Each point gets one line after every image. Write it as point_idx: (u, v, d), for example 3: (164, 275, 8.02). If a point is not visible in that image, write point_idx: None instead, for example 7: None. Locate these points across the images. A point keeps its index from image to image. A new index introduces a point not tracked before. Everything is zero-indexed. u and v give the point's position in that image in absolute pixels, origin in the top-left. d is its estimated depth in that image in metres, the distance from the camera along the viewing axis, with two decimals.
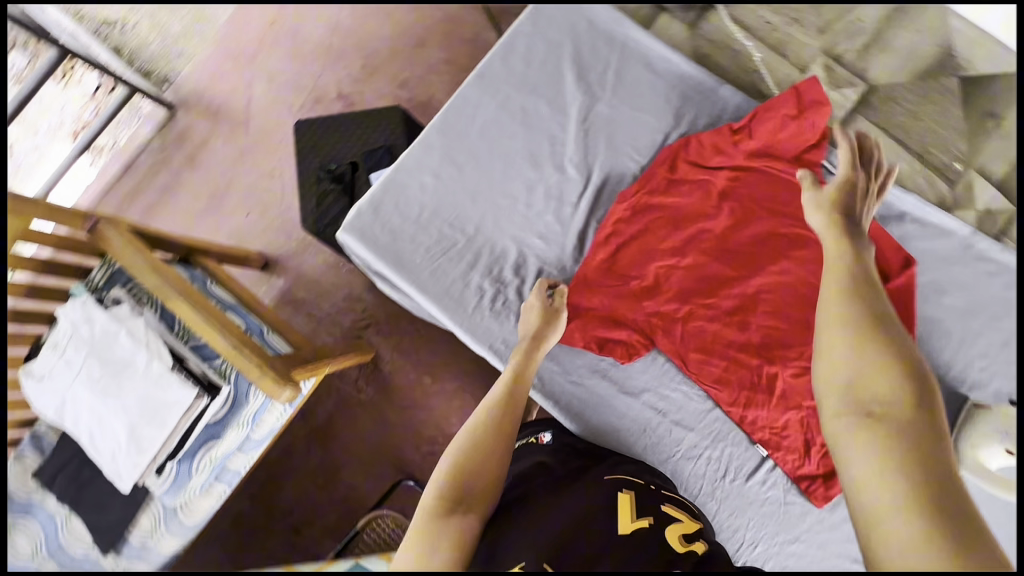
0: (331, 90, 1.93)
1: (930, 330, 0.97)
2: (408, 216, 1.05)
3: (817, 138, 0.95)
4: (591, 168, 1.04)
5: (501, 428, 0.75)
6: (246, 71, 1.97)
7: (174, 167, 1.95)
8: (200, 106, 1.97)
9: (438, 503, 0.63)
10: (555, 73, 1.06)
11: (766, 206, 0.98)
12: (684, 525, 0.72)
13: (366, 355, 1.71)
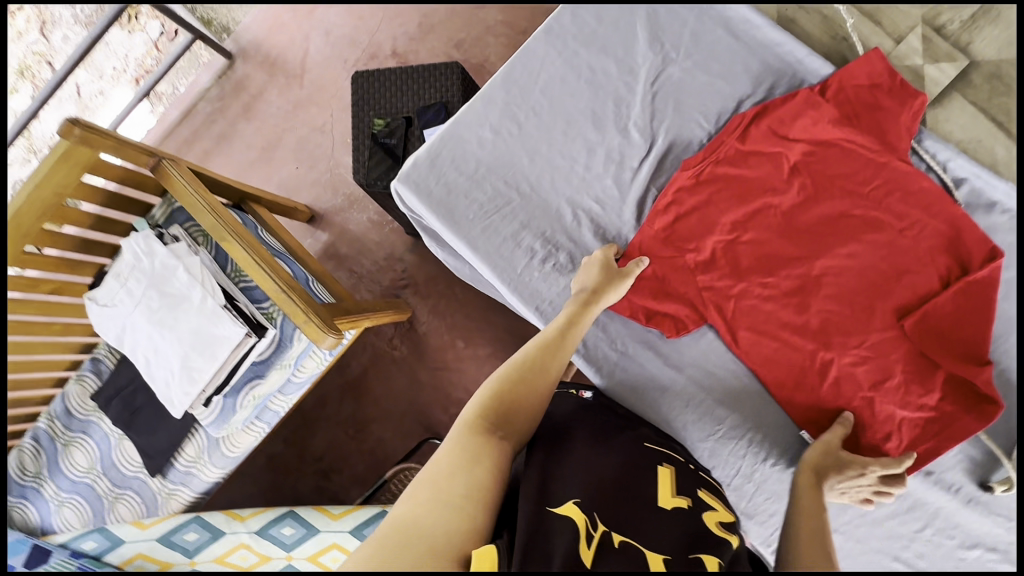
0: (386, 47, 1.91)
1: (1010, 331, 0.90)
2: (463, 170, 1.04)
3: (902, 116, 0.91)
4: (656, 134, 1.00)
5: (547, 371, 0.76)
6: (304, 22, 1.97)
7: (231, 117, 1.99)
8: (259, 57, 1.99)
9: (480, 424, 0.65)
10: (627, 31, 1.01)
11: (843, 184, 0.93)
12: (722, 512, 0.71)
13: (403, 314, 1.73)
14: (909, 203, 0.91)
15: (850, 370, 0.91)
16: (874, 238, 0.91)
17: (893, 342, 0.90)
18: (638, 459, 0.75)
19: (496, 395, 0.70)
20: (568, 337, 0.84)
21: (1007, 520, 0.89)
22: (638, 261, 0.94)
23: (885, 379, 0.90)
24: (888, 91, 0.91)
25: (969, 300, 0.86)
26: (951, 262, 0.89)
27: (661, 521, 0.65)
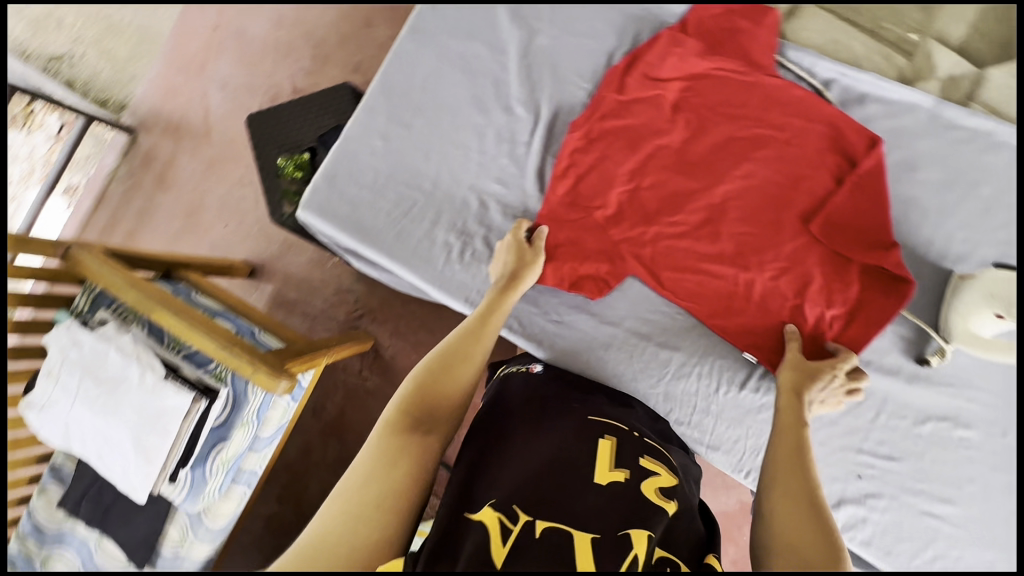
0: (286, 86, 1.84)
1: (905, 210, 0.95)
2: (363, 183, 1.04)
3: (765, 34, 0.95)
4: (539, 104, 1.01)
5: (470, 362, 0.76)
6: (196, 80, 1.87)
7: (147, 193, 1.87)
8: (163, 124, 1.87)
9: (400, 425, 0.66)
10: (488, 13, 1.03)
11: (724, 110, 0.95)
12: (665, 476, 0.80)
13: (365, 343, 1.72)
14: (787, 113, 0.94)
15: (773, 286, 0.93)
16: (764, 155, 0.93)
17: (807, 247, 0.92)
18: (580, 434, 0.82)
19: (419, 392, 0.71)
20: (491, 322, 0.84)
21: (949, 387, 0.94)
22: (538, 230, 0.95)
23: (806, 284, 0.92)
24: (740, 15, 0.96)
25: (862, 193, 0.90)
26: (838, 158, 0.92)
27: (589, 501, 0.73)
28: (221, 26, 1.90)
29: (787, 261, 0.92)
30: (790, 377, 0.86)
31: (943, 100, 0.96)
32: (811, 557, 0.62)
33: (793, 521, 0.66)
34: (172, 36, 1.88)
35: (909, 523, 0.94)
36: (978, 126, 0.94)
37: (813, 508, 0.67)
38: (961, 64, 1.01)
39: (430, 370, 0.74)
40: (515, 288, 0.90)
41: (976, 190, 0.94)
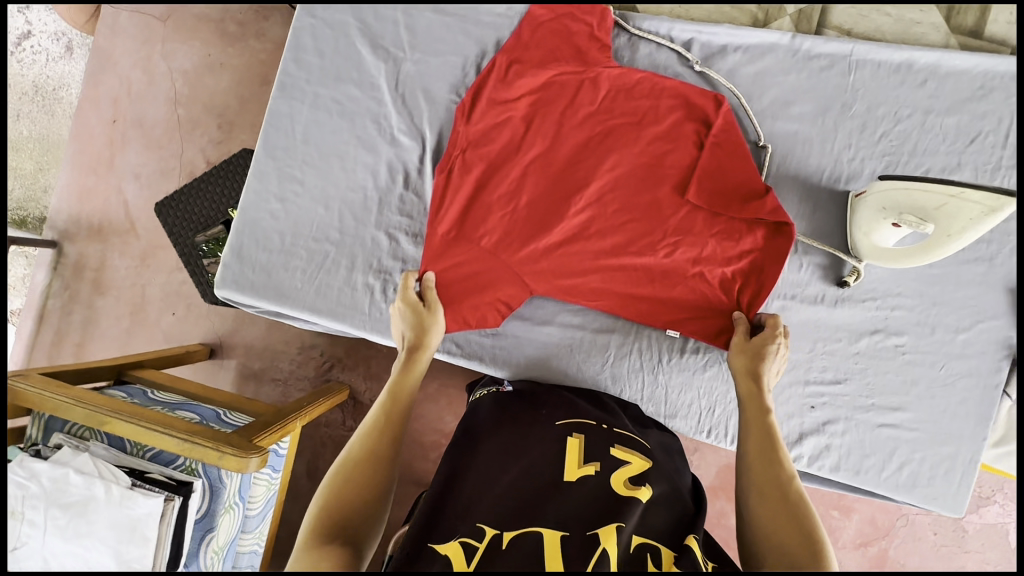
0: (200, 162, 1.77)
1: (790, 145, 0.99)
2: (271, 248, 1.03)
3: (593, 19, 0.96)
4: (422, 130, 1.02)
5: (377, 451, 0.76)
6: (109, 176, 1.79)
7: (86, 302, 1.82)
8: (88, 230, 1.80)
9: (315, 537, 0.65)
10: (350, 53, 1.03)
11: (575, 108, 0.95)
12: (636, 462, 0.81)
13: (341, 394, 1.70)
14: (634, 96, 0.95)
15: (671, 262, 0.94)
16: (626, 143, 0.94)
17: (691, 216, 0.93)
18: (546, 442, 0.84)
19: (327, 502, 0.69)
20: (398, 398, 0.83)
21: (872, 301, 0.97)
22: (425, 278, 0.95)
23: (700, 253, 0.93)
24: (570, 16, 0.97)
25: (724, 151, 0.92)
26: (695, 125, 0.94)
27: (559, 505, 0.74)
28: (120, 117, 1.79)
29: (677, 235, 0.93)
30: (742, 362, 0.89)
31: (797, 33, 1.00)
32: (794, 545, 0.65)
33: (773, 495, 0.72)
34: (73, 138, 1.79)
35: (869, 439, 0.97)
36: (835, 51, 0.98)
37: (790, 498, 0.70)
38: None
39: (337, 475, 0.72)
40: (417, 355, 0.90)
41: (849, 111, 0.98)
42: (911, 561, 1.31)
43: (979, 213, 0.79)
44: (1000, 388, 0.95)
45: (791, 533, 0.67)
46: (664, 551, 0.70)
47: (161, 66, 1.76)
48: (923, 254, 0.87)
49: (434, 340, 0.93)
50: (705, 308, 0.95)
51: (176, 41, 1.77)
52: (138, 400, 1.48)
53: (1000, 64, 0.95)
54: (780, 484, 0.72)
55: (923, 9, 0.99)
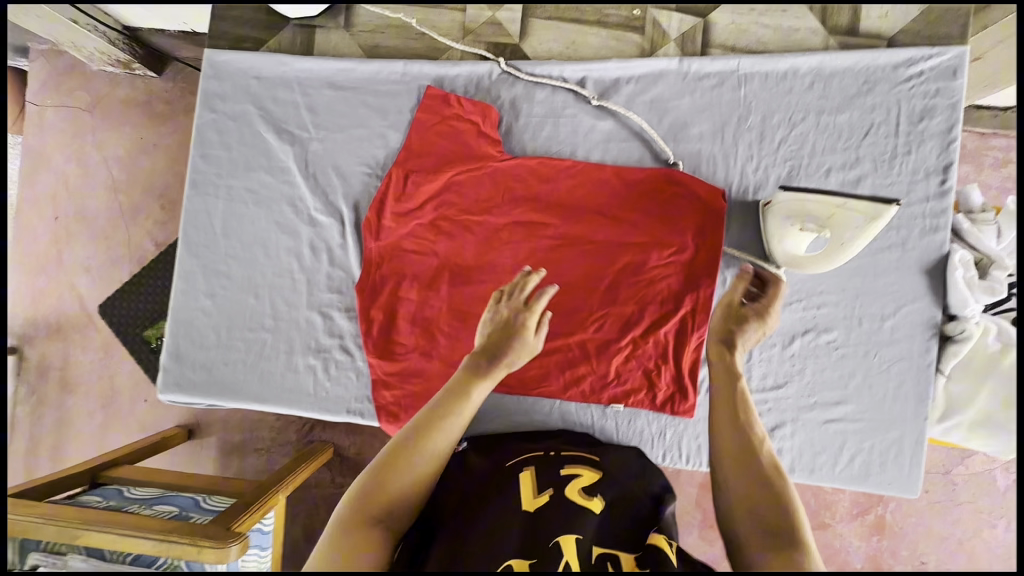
0: (149, 245, 1.72)
1: (695, 165, 1.01)
2: (208, 345, 1.03)
3: (478, 115, 1.01)
4: (338, 206, 1.03)
5: (432, 451, 0.75)
6: (61, 274, 1.73)
7: (56, 404, 1.76)
8: (47, 330, 1.75)
9: (360, 517, 0.69)
10: (256, 141, 1.04)
11: (479, 204, 1.01)
12: (587, 476, 0.84)
13: (326, 451, 1.68)
14: (534, 182, 1.00)
15: (603, 335, 1.00)
16: (535, 230, 1.00)
17: (611, 287, 0.99)
18: (500, 478, 0.86)
19: (374, 484, 0.72)
20: (464, 408, 0.80)
21: (798, 302, 1.00)
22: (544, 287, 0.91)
23: (628, 321, 0.99)
24: (455, 117, 1.01)
25: (627, 220, 0.99)
26: (601, 198, 1.00)
27: (518, 530, 0.74)
28: (64, 213, 1.74)
29: (601, 308, 0.99)
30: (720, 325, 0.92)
31: (685, 56, 1.02)
32: (774, 518, 0.67)
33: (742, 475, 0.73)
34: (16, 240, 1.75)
35: (818, 437, 0.99)
36: (722, 68, 1.00)
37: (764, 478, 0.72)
38: (687, 19, 1.03)
39: (387, 459, 0.74)
40: (498, 364, 0.85)
41: (745, 123, 1.01)
42: (910, 525, 1.33)
43: (862, 220, 0.85)
44: (932, 366, 0.98)
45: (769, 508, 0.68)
46: (623, 556, 0.71)
47: (94, 156, 1.72)
48: (827, 261, 0.90)
49: (521, 356, 0.88)
50: (640, 372, 0.99)
51: (105, 129, 1.71)
52: (116, 501, 1.46)
53: (878, 58, 0.99)
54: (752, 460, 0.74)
55: (797, 16, 1.02)
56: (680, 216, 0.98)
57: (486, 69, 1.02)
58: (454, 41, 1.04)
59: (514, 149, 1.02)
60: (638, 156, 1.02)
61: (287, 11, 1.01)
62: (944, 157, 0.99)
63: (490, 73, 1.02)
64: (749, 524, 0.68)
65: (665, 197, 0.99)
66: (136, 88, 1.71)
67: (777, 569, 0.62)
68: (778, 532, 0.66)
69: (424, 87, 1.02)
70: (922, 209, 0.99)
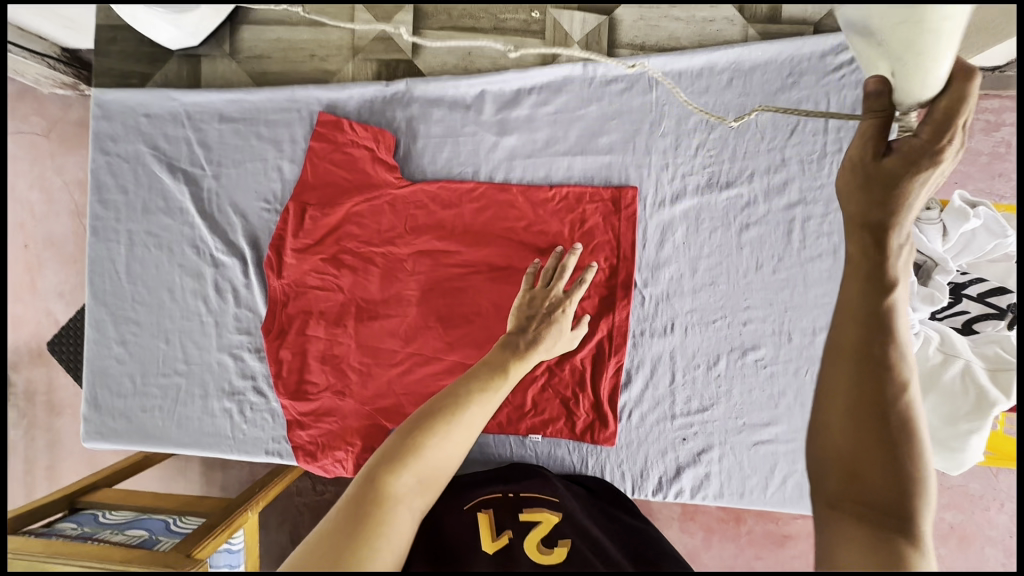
0: None
1: (606, 178, 0.94)
2: (124, 393, 1.03)
3: (371, 141, 0.95)
4: (238, 244, 1.00)
5: (462, 427, 0.73)
6: (31, 300, 1.57)
7: (48, 426, 1.62)
8: (33, 352, 1.59)
9: (384, 491, 0.63)
10: (152, 181, 1.01)
11: (379, 235, 0.96)
12: (546, 519, 0.81)
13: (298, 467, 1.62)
14: (435, 209, 0.95)
15: None
16: (440, 261, 0.96)
17: None
18: (454, 527, 0.80)
19: (402, 455, 0.67)
20: (503, 386, 0.80)
21: (722, 320, 0.94)
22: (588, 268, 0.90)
23: None
24: (349, 144, 0.96)
25: (535, 244, 0.94)
26: (506, 222, 0.95)
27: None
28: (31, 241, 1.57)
29: None
30: (849, 203, 0.52)
31: (590, 59, 0.94)
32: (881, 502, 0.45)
33: (873, 412, 0.47)
34: None
35: (746, 460, 0.93)
36: (629, 71, 0.92)
37: (896, 445, 0.46)
38: (590, 20, 0.94)
39: (418, 430, 0.70)
40: (535, 342, 0.84)
41: (658, 130, 0.93)
42: None
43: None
44: None
45: (884, 488, 0.46)
46: None
47: (53, 175, 1.55)
48: (921, 58, 0.44)
49: (557, 340, 0.86)
50: (557, 401, 0.95)
51: (64, 154, 1.54)
52: (88, 528, 1.37)
53: (803, 46, 0.90)
54: (884, 415, 0.47)
55: (712, 5, 0.92)
56: (594, 237, 0.93)
57: (377, 91, 0.96)
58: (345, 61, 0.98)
59: (413, 175, 0.97)
60: (541, 176, 0.95)
61: (166, 43, 0.97)
62: None
63: (383, 93, 0.96)
64: (838, 491, 0.47)
65: (572, 218, 0.93)
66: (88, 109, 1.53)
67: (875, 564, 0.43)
68: (890, 514, 0.45)
69: (316, 113, 0.97)
70: None
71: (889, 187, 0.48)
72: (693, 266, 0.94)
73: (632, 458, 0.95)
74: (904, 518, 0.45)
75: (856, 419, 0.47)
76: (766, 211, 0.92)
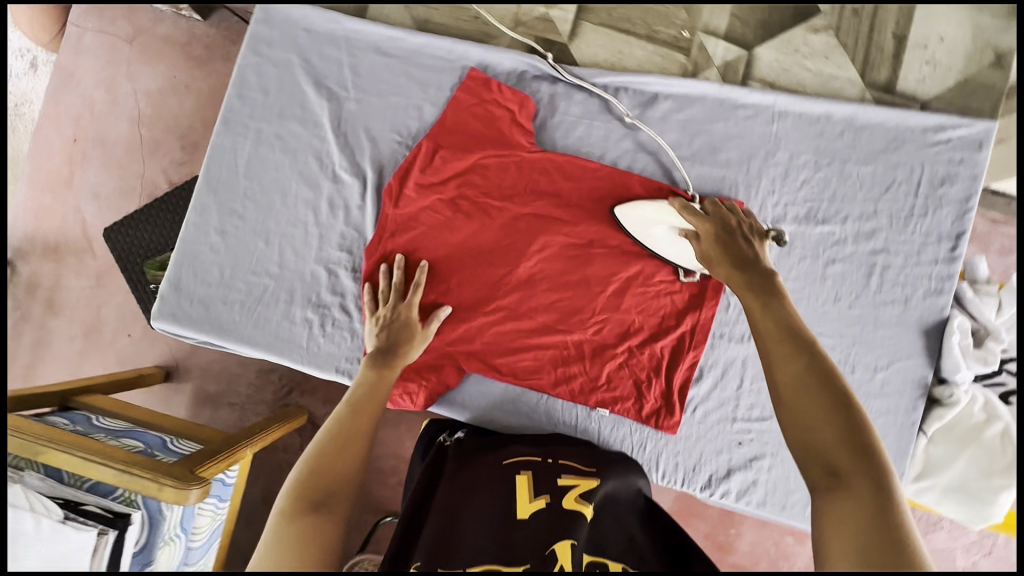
0: (161, 183, 1.54)
1: (719, 189, 1.02)
2: (209, 281, 1.03)
3: (517, 104, 1.02)
4: (363, 167, 1.04)
5: (347, 438, 0.81)
6: (67, 195, 1.55)
7: (38, 322, 1.56)
8: (46, 246, 1.56)
9: (292, 505, 0.71)
10: (294, 90, 1.05)
11: (501, 190, 1.02)
12: (583, 484, 0.80)
13: (298, 418, 1.47)
14: (557, 179, 1.02)
15: (599, 337, 1.01)
16: (551, 227, 1.02)
17: (615, 293, 1.01)
18: (496, 478, 0.83)
19: (296, 483, 0.74)
20: (376, 396, 0.88)
21: None
22: (420, 273, 0.98)
23: (626, 328, 1.01)
24: (493, 102, 1.03)
25: None
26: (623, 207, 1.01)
27: (505, 535, 0.71)
28: (82, 133, 1.56)
29: (603, 311, 1.00)
30: (725, 270, 0.82)
31: (727, 83, 1.04)
32: (839, 462, 0.57)
33: (809, 400, 0.61)
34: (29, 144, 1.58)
35: (794, 475, 0.98)
36: (760, 101, 1.03)
37: (846, 410, 0.60)
38: (732, 50, 1.05)
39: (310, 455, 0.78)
40: (395, 366, 0.93)
41: (772, 159, 1.03)
42: None
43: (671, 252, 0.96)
44: (917, 425, 0.99)
45: (840, 445, 0.58)
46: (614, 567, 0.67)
47: (123, 82, 1.55)
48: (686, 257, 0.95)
49: (415, 351, 0.96)
50: (631, 381, 1.00)
51: (140, 63, 1.54)
52: (79, 429, 1.25)
53: (910, 119, 1.02)
54: (831, 394, 0.61)
55: (839, 65, 1.04)
56: None
57: (533, 62, 1.04)
58: (507, 29, 1.06)
59: (544, 145, 1.04)
60: (657, 174, 1.03)
61: None
62: (958, 225, 1.01)
63: (536, 66, 1.04)
64: (810, 459, 0.59)
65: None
66: (179, 25, 1.54)
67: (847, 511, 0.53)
68: (851, 471, 0.56)
69: (467, 68, 1.04)
70: (930, 271, 1.01)
71: (740, 258, 0.82)
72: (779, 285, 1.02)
73: (688, 450, 1.00)
74: (868, 461, 0.56)
75: (813, 404, 0.61)
76: (853, 252, 1.02)
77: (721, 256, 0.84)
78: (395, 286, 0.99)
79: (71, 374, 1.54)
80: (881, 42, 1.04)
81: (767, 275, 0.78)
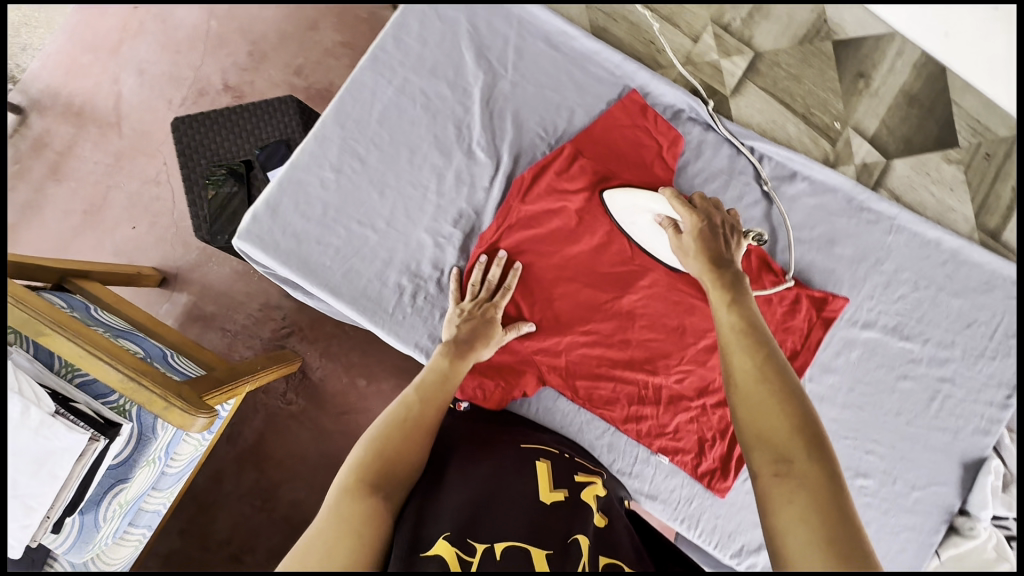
0: (216, 81, 1.42)
1: (825, 279, 1.06)
2: (309, 216, 0.97)
3: (670, 139, 1.01)
4: (500, 151, 1.01)
5: (418, 423, 0.76)
6: (109, 61, 1.42)
7: (34, 182, 1.40)
8: (68, 107, 1.41)
9: (356, 486, 0.65)
10: (453, 52, 1.01)
11: None
12: (596, 485, 0.77)
13: (293, 363, 1.31)
14: None
15: (678, 387, 1.01)
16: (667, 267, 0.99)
17: (707, 349, 0.99)
18: (519, 459, 0.78)
19: (361, 463, 0.68)
20: (448, 386, 0.83)
21: (852, 439, 1.06)
22: (513, 269, 0.96)
23: (706, 385, 1.00)
24: (645, 130, 1.01)
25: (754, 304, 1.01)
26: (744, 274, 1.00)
27: (524, 514, 0.66)
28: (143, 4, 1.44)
29: (690, 361, 0.99)
30: (696, 259, 0.84)
31: (859, 184, 1.08)
32: (791, 452, 0.59)
33: (760, 392, 0.64)
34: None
35: None
36: (885, 211, 1.07)
37: (793, 400, 0.63)
38: (873, 153, 1.11)
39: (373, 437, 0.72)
40: (467, 359, 0.88)
41: (880, 266, 1.07)
42: None
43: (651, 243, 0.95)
44: (934, 547, 1.06)
45: (785, 433, 0.61)
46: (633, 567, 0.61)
47: None
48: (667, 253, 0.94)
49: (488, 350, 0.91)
50: (696, 437, 1.01)
51: None
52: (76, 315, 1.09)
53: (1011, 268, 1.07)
54: (777, 386, 0.64)
55: (960, 200, 1.10)
56: (793, 317, 1.01)
57: (693, 104, 1.05)
58: (677, 63, 1.13)
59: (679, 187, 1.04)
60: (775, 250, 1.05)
61: None
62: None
63: (695, 108, 1.06)
64: (758, 445, 0.61)
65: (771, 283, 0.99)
66: None
67: (793, 494, 0.56)
68: (796, 457, 0.59)
69: (629, 88, 1.04)
70: (984, 410, 1.07)
71: (718, 250, 0.83)
72: (852, 385, 1.06)
73: (730, 516, 1.02)
74: (806, 447, 0.59)
75: (762, 395, 0.64)
76: (924, 373, 1.07)
77: (698, 246, 0.84)
78: (486, 282, 0.96)
79: (57, 252, 1.39)
80: (1000, 192, 1.11)
81: (738, 276, 0.79)
